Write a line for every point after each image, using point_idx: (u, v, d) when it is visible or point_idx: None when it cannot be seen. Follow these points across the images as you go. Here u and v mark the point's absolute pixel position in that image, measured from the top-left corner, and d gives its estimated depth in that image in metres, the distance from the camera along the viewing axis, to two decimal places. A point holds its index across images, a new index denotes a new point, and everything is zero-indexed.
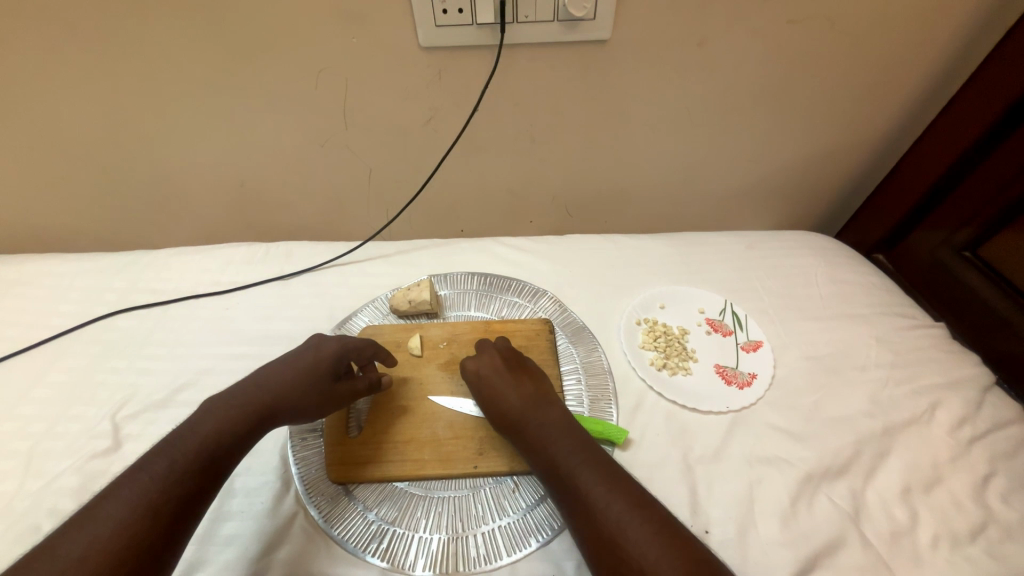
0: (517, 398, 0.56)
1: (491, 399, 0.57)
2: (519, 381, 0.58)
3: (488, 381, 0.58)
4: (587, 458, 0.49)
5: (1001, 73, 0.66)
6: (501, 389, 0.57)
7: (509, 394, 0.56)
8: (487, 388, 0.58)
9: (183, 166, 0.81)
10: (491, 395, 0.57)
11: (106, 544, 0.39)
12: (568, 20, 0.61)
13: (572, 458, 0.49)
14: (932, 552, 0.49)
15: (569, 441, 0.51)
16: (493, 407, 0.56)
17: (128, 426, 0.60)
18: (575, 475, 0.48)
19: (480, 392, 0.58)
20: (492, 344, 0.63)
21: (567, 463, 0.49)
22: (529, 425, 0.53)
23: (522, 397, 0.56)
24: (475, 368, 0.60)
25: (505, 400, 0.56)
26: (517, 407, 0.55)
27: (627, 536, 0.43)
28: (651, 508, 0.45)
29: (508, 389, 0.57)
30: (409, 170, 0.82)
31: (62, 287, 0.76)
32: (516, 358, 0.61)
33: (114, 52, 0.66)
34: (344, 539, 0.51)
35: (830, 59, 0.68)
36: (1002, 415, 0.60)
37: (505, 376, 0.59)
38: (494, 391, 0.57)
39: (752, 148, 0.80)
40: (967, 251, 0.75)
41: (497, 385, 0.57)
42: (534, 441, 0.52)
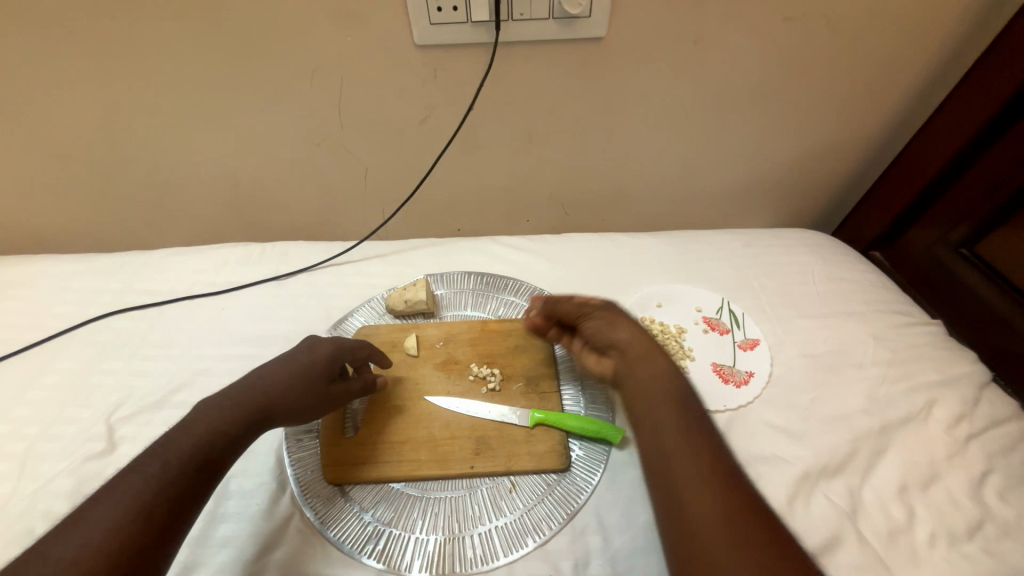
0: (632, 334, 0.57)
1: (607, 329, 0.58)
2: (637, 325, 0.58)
3: (607, 314, 0.60)
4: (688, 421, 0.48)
5: (997, 68, 0.65)
6: (618, 322, 0.58)
7: (624, 329, 0.57)
8: (609, 317, 0.59)
9: (178, 166, 0.81)
10: (606, 325, 0.59)
11: (99, 545, 0.38)
12: (564, 18, 0.61)
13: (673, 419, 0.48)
14: (929, 550, 0.49)
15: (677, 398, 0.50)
16: (606, 335, 0.58)
17: (124, 427, 0.60)
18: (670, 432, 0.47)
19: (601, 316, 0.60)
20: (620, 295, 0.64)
21: (666, 420, 0.48)
22: (637, 363, 0.54)
23: (636, 334, 0.57)
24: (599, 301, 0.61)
25: (621, 332, 0.57)
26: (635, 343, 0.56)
27: (705, 504, 0.42)
28: (743, 485, 0.43)
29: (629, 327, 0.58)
30: (405, 169, 0.82)
31: (56, 288, 0.76)
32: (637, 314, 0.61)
33: (106, 51, 0.65)
34: (340, 540, 0.51)
35: (827, 56, 0.68)
36: (999, 412, 0.60)
37: (625, 315, 0.60)
38: (612, 323, 0.58)
39: (749, 146, 0.80)
40: (964, 248, 0.74)
41: (615, 319, 0.59)
42: (635, 378, 0.53)
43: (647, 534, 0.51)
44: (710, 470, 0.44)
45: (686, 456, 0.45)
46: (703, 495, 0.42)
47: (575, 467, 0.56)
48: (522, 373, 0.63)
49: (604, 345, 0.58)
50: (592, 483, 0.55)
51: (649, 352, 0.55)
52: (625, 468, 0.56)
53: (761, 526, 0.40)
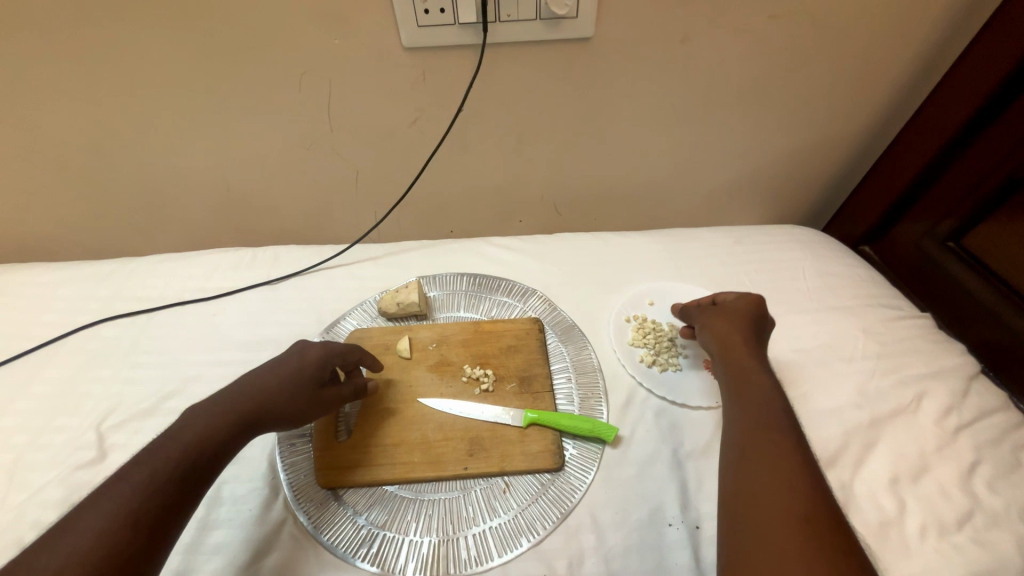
0: (737, 332, 0.59)
1: (716, 321, 0.62)
2: (755, 330, 0.60)
3: (723, 310, 0.63)
4: (786, 424, 0.48)
5: (980, 62, 0.66)
6: (717, 316, 0.62)
7: (737, 328, 0.60)
8: (725, 312, 0.62)
9: (167, 172, 0.81)
10: (717, 319, 0.62)
11: (86, 554, 0.38)
12: (551, 18, 0.61)
13: (775, 422, 0.48)
14: (920, 542, 0.50)
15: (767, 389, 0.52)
16: (711, 329, 0.61)
17: (114, 435, 0.59)
18: (764, 431, 0.48)
19: (715, 312, 0.63)
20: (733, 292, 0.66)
21: (764, 419, 0.49)
22: (738, 357, 0.57)
23: (744, 332, 0.59)
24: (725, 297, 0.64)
25: (729, 329, 0.60)
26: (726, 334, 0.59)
27: (766, 479, 0.44)
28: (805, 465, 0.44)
29: (744, 325, 0.60)
30: (396, 171, 0.81)
31: (44, 297, 0.75)
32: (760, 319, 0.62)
33: (91, 57, 0.65)
34: (334, 544, 0.51)
35: (813, 53, 0.69)
36: (987, 404, 0.60)
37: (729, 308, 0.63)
38: (722, 319, 0.61)
39: (738, 143, 0.81)
40: (951, 241, 0.75)
41: (728, 315, 0.62)
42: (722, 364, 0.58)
43: (641, 532, 0.51)
44: (801, 476, 0.43)
45: (779, 458, 0.45)
46: (786, 497, 0.42)
47: (569, 466, 0.56)
48: (515, 374, 0.63)
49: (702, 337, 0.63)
50: (585, 481, 0.55)
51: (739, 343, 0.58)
52: (619, 466, 0.56)
53: (815, 501, 0.41)
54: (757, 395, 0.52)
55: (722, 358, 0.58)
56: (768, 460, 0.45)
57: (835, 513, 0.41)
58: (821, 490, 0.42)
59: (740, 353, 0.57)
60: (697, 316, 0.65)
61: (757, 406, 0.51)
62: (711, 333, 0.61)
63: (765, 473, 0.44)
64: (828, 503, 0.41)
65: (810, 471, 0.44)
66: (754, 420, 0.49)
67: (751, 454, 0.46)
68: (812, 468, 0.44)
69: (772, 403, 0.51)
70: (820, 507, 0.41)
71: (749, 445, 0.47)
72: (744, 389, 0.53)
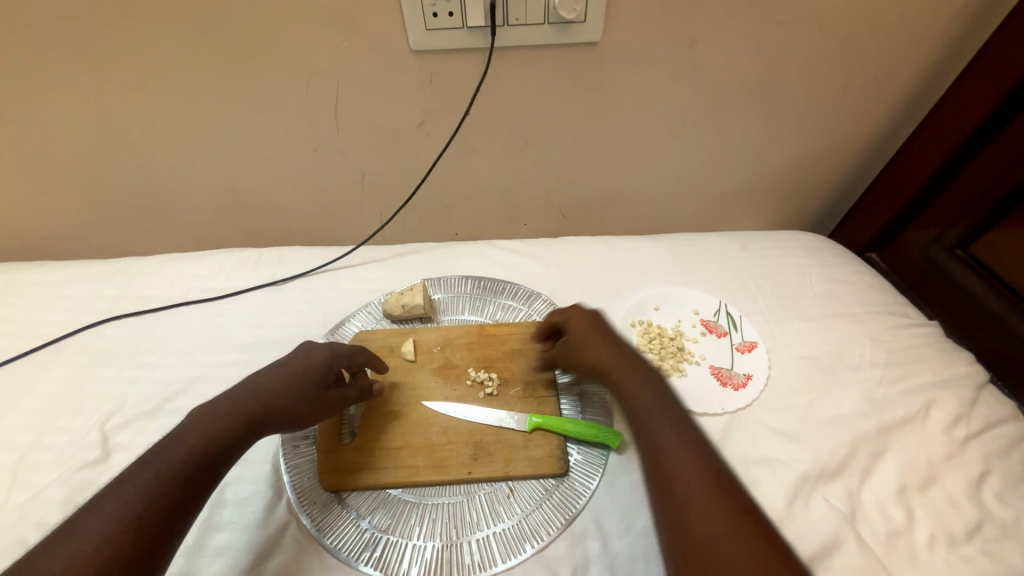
0: (607, 353, 0.55)
1: (583, 349, 0.57)
2: (621, 342, 0.57)
3: (582, 333, 0.58)
4: (684, 443, 0.45)
5: (989, 70, 0.66)
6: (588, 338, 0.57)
7: (607, 348, 0.56)
8: (586, 337, 0.58)
9: (173, 171, 0.81)
10: (581, 345, 0.57)
11: (88, 557, 0.38)
12: (559, 23, 0.61)
13: (673, 446, 0.45)
14: (928, 553, 0.49)
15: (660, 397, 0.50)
16: (583, 358, 0.57)
17: (118, 435, 0.59)
18: (670, 466, 0.44)
19: (578, 339, 0.58)
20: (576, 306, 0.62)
21: (665, 448, 0.45)
22: (619, 382, 0.52)
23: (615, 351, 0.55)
24: (580, 318, 0.60)
25: (599, 352, 0.56)
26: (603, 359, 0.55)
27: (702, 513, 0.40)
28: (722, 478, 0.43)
29: (610, 344, 0.56)
30: (401, 172, 0.81)
31: (50, 295, 0.76)
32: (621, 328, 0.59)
33: (100, 57, 0.65)
34: (337, 548, 0.50)
35: (821, 58, 0.68)
36: (996, 414, 0.60)
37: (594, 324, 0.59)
38: (586, 345, 0.57)
39: (744, 148, 0.80)
40: (959, 249, 0.75)
41: (589, 340, 0.57)
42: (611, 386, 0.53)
43: (646, 539, 0.51)
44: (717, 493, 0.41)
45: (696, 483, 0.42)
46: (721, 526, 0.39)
47: (573, 472, 0.56)
48: (520, 378, 0.63)
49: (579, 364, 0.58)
50: (590, 487, 0.54)
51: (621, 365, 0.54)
52: (624, 472, 0.56)
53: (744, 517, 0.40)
54: (649, 422, 0.48)
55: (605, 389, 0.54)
56: (689, 500, 0.41)
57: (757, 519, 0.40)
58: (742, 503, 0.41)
59: (617, 376, 0.53)
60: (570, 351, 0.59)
61: (653, 435, 0.47)
62: (586, 364, 0.57)
63: (689, 516, 0.41)
64: (754, 515, 0.40)
65: (718, 478, 0.43)
66: (655, 452, 0.46)
67: (671, 494, 0.43)
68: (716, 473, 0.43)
69: (664, 425, 0.47)
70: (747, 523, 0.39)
71: (663, 484, 0.43)
72: (638, 420, 0.49)
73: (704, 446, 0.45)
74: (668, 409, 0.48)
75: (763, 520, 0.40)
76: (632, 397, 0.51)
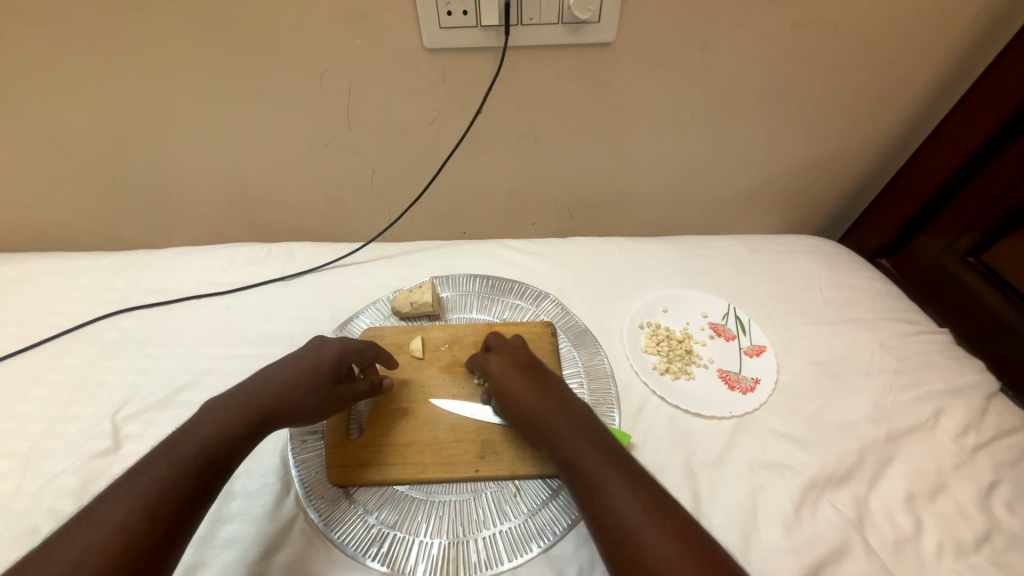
0: (530, 395, 0.54)
1: (506, 393, 0.55)
2: (541, 379, 0.56)
3: (502, 375, 0.57)
4: (623, 477, 0.46)
5: (1003, 79, 0.66)
6: (514, 384, 0.56)
7: (529, 388, 0.55)
8: (507, 379, 0.56)
9: (186, 165, 0.81)
10: (502, 389, 0.56)
11: (103, 545, 0.39)
12: (573, 23, 0.61)
13: (614, 483, 0.46)
14: (936, 561, 0.49)
15: (588, 434, 0.50)
16: (507, 403, 0.55)
17: (128, 426, 0.60)
18: (614, 506, 0.44)
19: (500, 382, 0.56)
20: (505, 342, 0.62)
21: (606, 487, 0.46)
22: (547, 424, 0.52)
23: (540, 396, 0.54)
24: (500, 358, 0.59)
25: (522, 394, 0.54)
26: (530, 405, 0.53)
27: (648, 543, 0.42)
28: (656, 502, 0.44)
29: (531, 384, 0.55)
30: (411, 170, 0.82)
31: (63, 286, 0.76)
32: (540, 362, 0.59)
33: (116, 50, 0.66)
34: (344, 543, 0.51)
35: (835, 62, 0.68)
36: (1007, 423, 0.59)
37: (516, 367, 0.57)
38: (508, 388, 0.55)
39: (756, 151, 0.80)
40: (971, 256, 0.74)
41: (509, 382, 0.56)
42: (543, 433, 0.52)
43: None
44: (655, 519, 0.43)
45: (634, 515, 0.43)
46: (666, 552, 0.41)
47: None
48: None
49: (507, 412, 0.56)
50: None
51: (550, 410, 0.53)
52: None
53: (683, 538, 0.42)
54: (584, 462, 0.48)
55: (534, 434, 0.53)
56: (636, 533, 0.42)
57: (695, 536, 0.42)
58: (679, 524, 0.43)
59: (545, 418, 0.52)
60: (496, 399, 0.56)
61: (591, 477, 0.47)
62: (510, 408, 0.55)
63: (643, 553, 0.41)
64: (693, 534, 0.42)
65: (653, 502, 0.44)
66: (596, 492, 0.46)
67: (615, 527, 0.44)
68: (649, 497, 0.45)
69: (601, 463, 0.48)
70: (687, 544, 0.41)
71: (610, 525, 0.44)
72: (572, 463, 0.49)
73: (633, 473, 0.47)
74: (600, 446, 0.49)
75: (701, 536, 0.42)
76: (562, 439, 0.50)
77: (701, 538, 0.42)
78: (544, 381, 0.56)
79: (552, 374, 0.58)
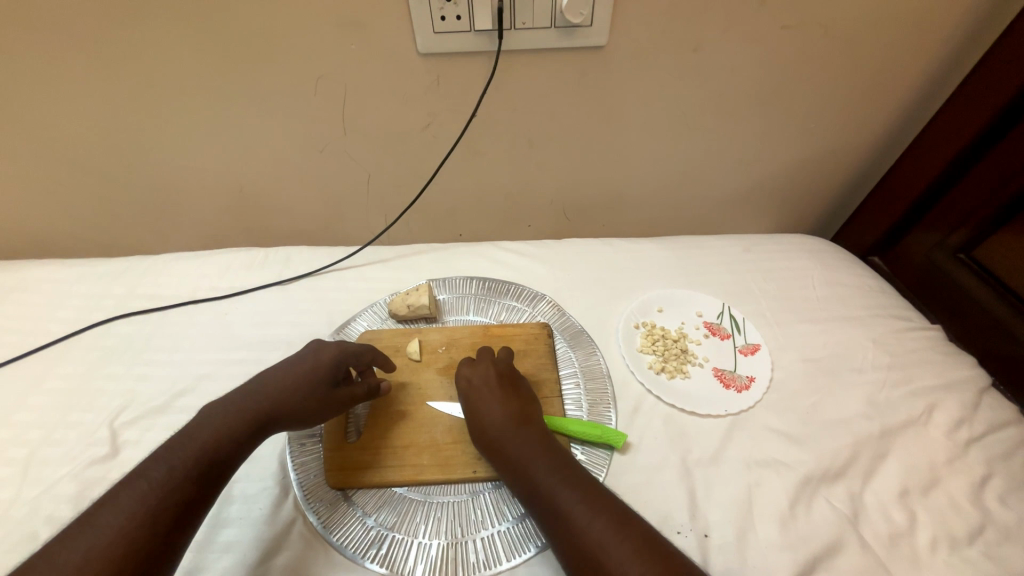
0: (499, 411, 0.55)
1: (473, 412, 0.56)
2: (508, 396, 0.57)
3: (475, 390, 0.58)
4: (584, 497, 0.47)
5: (990, 79, 0.67)
6: (486, 398, 0.57)
7: (493, 408, 0.56)
8: (472, 399, 0.57)
9: (182, 171, 0.81)
10: (475, 402, 0.57)
11: (105, 549, 0.39)
12: (566, 27, 0.62)
13: (575, 504, 0.47)
14: (931, 556, 0.49)
15: (549, 455, 0.52)
16: (474, 418, 0.56)
17: (126, 432, 0.60)
18: (578, 524, 0.45)
19: (467, 402, 0.58)
20: (490, 354, 0.63)
21: (569, 508, 0.47)
22: (509, 445, 0.53)
23: (509, 413, 0.55)
24: (469, 376, 0.60)
25: (486, 413, 0.56)
26: (498, 422, 0.55)
27: (613, 558, 0.43)
28: (619, 517, 0.46)
29: (495, 403, 0.56)
30: (407, 174, 0.82)
31: (60, 293, 0.76)
32: (512, 376, 0.60)
33: (110, 57, 0.66)
34: (343, 545, 0.51)
35: (824, 63, 0.69)
36: (999, 417, 0.60)
37: (489, 383, 0.59)
38: (478, 403, 0.57)
39: (749, 151, 0.81)
40: (962, 253, 0.75)
41: (482, 397, 0.57)
42: (509, 448, 0.53)
43: None
44: (619, 534, 0.44)
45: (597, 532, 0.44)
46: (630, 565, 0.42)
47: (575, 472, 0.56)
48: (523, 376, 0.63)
49: (474, 428, 0.56)
50: None
51: (518, 426, 0.54)
52: (628, 473, 0.56)
53: (646, 550, 0.43)
54: (547, 483, 0.49)
55: (496, 456, 0.53)
56: (600, 549, 0.43)
57: (657, 550, 0.43)
58: (642, 537, 0.44)
59: (507, 439, 0.53)
60: (466, 413, 0.57)
61: (555, 497, 0.48)
62: (477, 426, 0.56)
63: (606, 569, 0.42)
64: (656, 547, 0.44)
65: (615, 517, 0.46)
66: (559, 514, 0.47)
67: (580, 547, 0.44)
68: (611, 513, 0.46)
69: (561, 484, 0.48)
70: (651, 557, 0.43)
71: (576, 542, 0.45)
72: (534, 484, 0.49)
73: (594, 490, 0.48)
74: (562, 465, 0.51)
75: (665, 549, 0.44)
76: (528, 457, 0.51)
77: (664, 550, 0.44)
78: (515, 399, 0.58)
79: (525, 392, 0.60)
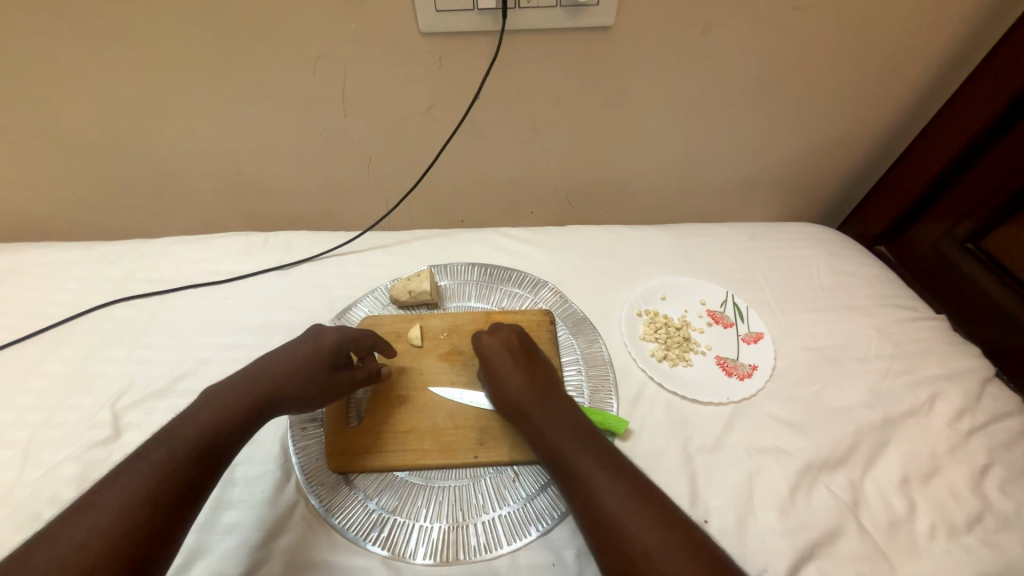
0: (520, 380, 0.56)
1: (494, 382, 0.57)
2: (526, 366, 0.58)
3: (494, 361, 0.58)
4: (602, 464, 0.48)
5: (1003, 65, 0.65)
6: (506, 368, 0.57)
7: (512, 377, 0.56)
8: (492, 369, 0.58)
9: (180, 153, 0.80)
10: (495, 372, 0.57)
11: (106, 529, 0.39)
12: (571, 6, 0.60)
13: (592, 471, 0.47)
14: (929, 542, 0.49)
15: (568, 423, 0.52)
16: (496, 388, 0.57)
17: (127, 415, 0.60)
18: (597, 489, 0.46)
19: (486, 372, 0.58)
20: (507, 325, 0.63)
21: (589, 475, 0.47)
22: (529, 414, 0.53)
23: (529, 382, 0.56)
24: (484, 348, 0.60)
25: (506, 383, 0.56)
26: (519, 390, 0.55)
27: (632, 522, 0.43)
28: (636, 483, 0.46)
29: (513, 373, 0.57)
30: (409, 158, 0.81)
31: (58, 276, 0.76)
32: (527, 346, 0.60)
33: (104, 35, 0.64)
34: (345, 528, 0.51)
35: (835, 46, 0.67)
36: (1001, 407, 0.60)
37: (507, 352, 0.59)
38: (499, 373, 0.57)
39: (755, 137, 0.80)
40: (970, 242, 0.73)
41: (502, 367, 0.58)
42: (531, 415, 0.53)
43: None
44: (637, 501, 0.44)
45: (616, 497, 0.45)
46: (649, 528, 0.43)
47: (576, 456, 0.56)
48: None
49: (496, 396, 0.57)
50: None
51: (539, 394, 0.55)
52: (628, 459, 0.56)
53: (664, 515, 0.44)
54: (567, 450, 0.49)
55: (519, 423, 0.54)
56: (619, 514, 0.44)
57: (675, 517, 0.44)
58: (659, 503, 0.45)
59: (528, 407, 0.54)
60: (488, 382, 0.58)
61: (574, 464, 0.48)
62: (500, 395, 0.56)
63: (624, 533, 0.43)
64: (673, 513, 0.44)
65: (633, 483, 0.46)
66: (577, 479, 0.47)
67: (598, 512, 0.45)
68: (630, 480, 0.46)
69: (580, 452, 0.49)
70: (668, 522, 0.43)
71: (594, 508, 0.45)
72: (554, 451, 0.50)
73: (612, 456, 0.49)
74: (581, 434, 0.51)
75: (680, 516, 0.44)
76: (548, 424, 0.52)
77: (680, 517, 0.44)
78: (533, 367, 0.58)
79: (543, 360, 0.60)
